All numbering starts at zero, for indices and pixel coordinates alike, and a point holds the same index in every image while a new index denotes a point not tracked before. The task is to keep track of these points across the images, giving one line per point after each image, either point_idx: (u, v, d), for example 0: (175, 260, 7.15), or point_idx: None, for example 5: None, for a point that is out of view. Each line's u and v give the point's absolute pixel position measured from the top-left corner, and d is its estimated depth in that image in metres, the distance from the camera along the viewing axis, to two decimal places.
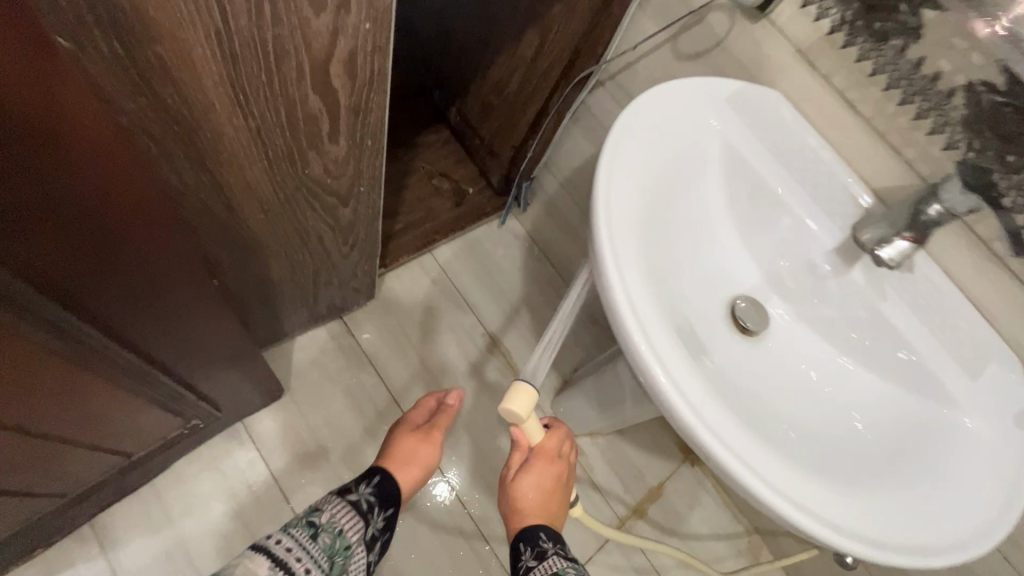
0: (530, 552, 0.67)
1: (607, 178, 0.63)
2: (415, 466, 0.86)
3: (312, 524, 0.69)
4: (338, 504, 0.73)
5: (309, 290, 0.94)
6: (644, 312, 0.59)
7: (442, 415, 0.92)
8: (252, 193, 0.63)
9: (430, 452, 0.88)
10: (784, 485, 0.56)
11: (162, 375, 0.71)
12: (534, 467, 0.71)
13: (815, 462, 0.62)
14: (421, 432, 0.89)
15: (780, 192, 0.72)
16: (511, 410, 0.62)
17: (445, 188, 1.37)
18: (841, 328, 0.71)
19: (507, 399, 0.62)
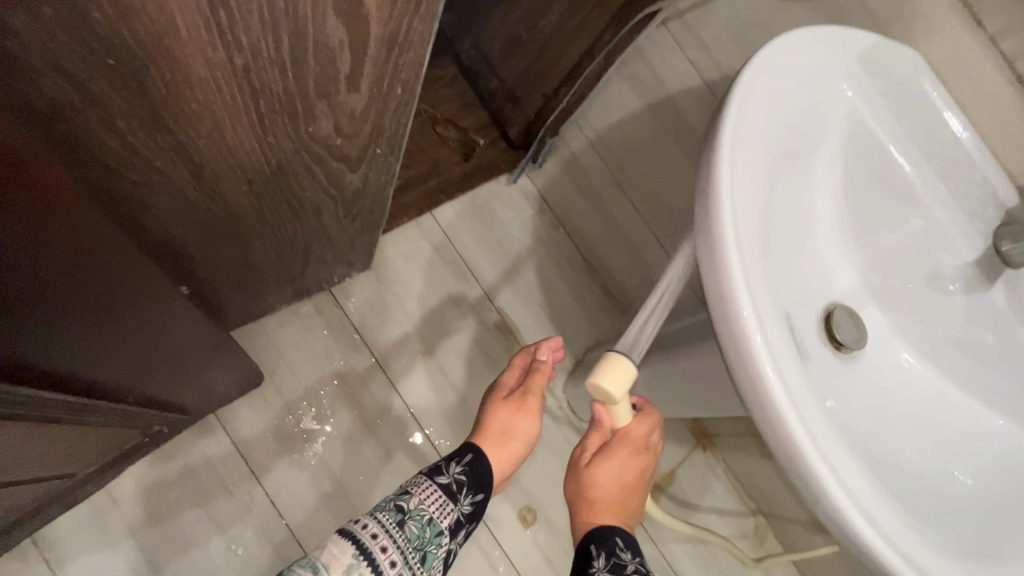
0: (606, 560, 0.51)
1: (735, 156, 0.47)
2: (514, 438, 0.66)
3: (399, 510, 0.55)
4: (429, 486, 0.58)
5: (298, 266, 0.76)
6: (772, 338, 0.45)
7: (537, 377, 0.68)
8: (233, 157, 0.44)
9: (529, 422, 0.67)
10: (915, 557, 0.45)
11: (102, 394, 0.52)
12: (617, 455, 0.56)
13: (938, 519, 0.50)
14: (515, 397, 0.68)
15: (916, 182, 0.58)
16: (603, 386, 0.50)
17: (453, 139, 1.19)
18: (959, 351, 0.59)
19: (600, 373, 0.51)
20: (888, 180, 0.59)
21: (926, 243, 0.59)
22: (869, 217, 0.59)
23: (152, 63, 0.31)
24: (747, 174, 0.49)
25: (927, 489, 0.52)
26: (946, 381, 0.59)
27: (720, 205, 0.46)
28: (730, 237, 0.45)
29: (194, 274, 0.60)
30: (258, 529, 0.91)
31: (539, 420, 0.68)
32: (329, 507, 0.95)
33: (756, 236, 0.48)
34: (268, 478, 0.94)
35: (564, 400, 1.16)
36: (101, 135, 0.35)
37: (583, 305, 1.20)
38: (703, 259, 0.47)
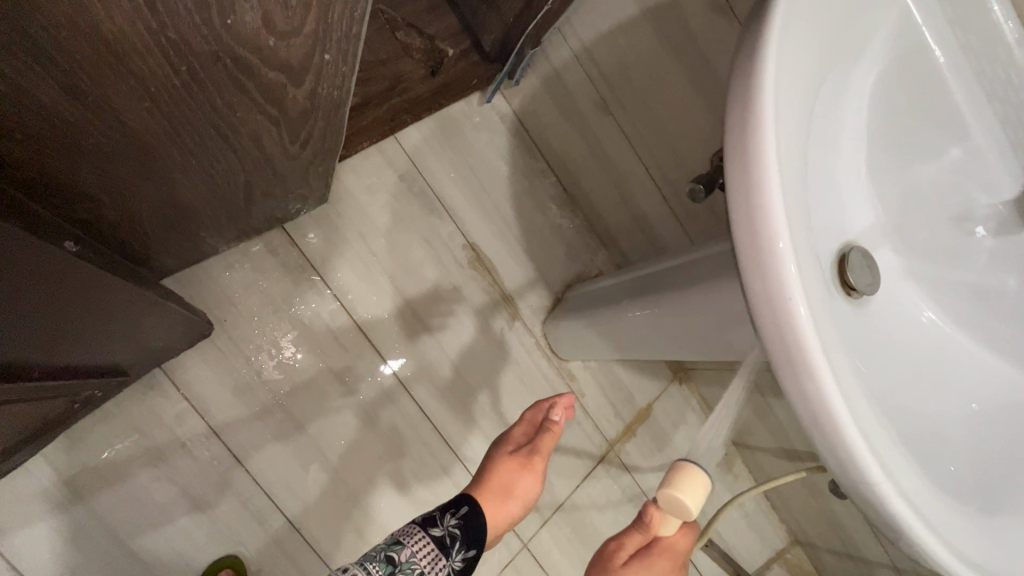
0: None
1: (778, 49, 0.41)
2: (515, 498, 0.70)
3: (391, 562, 0.56)
4: (422, 538, 0.59)
5: (239, 204, 0.64)
6: (806, 266, 0.40)
7: (545, 437, 0.72)
8: (119, 61, 0.32)
9: (531, 484, 0.71)
10: (924, 505, 0.42)
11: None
12: (655, 567, 0.55)
13: (940, 464, 0.47)
14: (521, 455, 0.72)
15: (950, 104, 0.54)
16: (682, 500, 0.49)
17: (417, 48, 1.03)
18: (969, 294, 0.55)
19: (680, 482, 0.49)
20: (925, 101, 0.54)
21: (959, 175, 0.55)
22: (897, 148, 0.54)
23: None
24: (788, 96, 0.42)
25: (935, 436, 0.49)
26: (959, 330, 0.55)
27: (762, 133, 0.39)
28: (772, 172, 0.39)
29: (101, 216, 0.49)
30: (223, 486, 0.86)
31: (540, 482, 0.71)
32: (301, 459, 0.91)
33: (796, 170, 0.42)
34: (229, 435, 0.88)
35: (542, 340, 1.11)
36: None
37: (562, 241, 1.13)
38: (735, 196, 0.40)
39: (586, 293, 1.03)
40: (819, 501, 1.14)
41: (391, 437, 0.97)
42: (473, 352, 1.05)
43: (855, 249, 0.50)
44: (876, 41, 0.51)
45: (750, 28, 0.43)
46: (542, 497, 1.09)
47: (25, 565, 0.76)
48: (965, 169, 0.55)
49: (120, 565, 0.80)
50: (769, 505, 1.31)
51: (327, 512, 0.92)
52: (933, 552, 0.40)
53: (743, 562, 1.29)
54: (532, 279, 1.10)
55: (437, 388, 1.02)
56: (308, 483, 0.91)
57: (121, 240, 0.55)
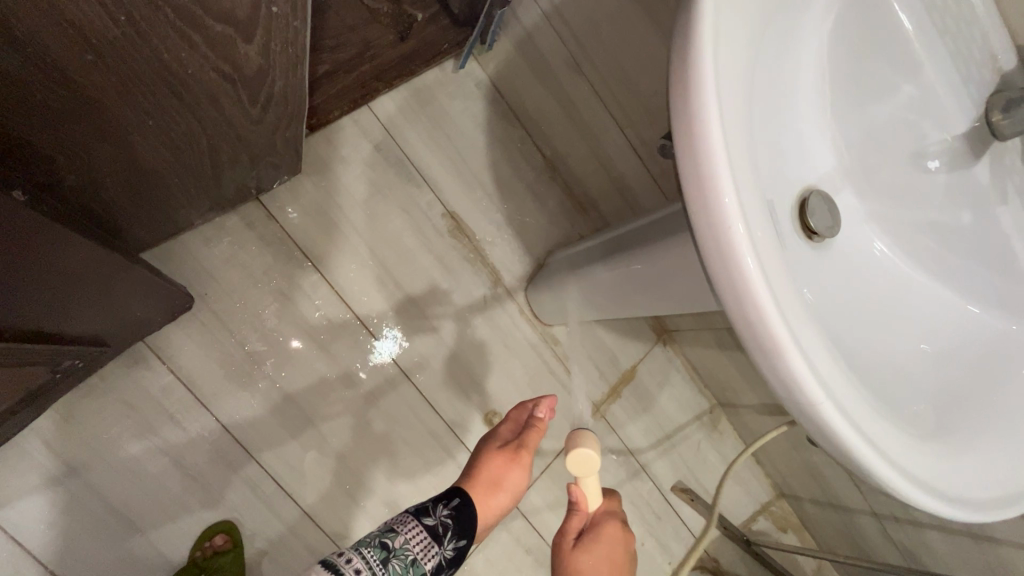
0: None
1: None
2: (504, 490, 0.70)
3: (385, 548, 0.58)
4: (415, 526, 0.61)
5: (206, 172, 0.64)
6: (748, 203, 0.40)
7: (533, 433, 0.73)
8: (53, 7, 0.32)
9: (520, 477, 0.72)
10: (869, 429, 0.43)
11: None
12: (602, 533, 0.60)
13: (887, 394, 0.48)
14: (509, 448, 0.72)
15: (905, 42, 0.54)
16: (585, 454, 0.59)
17: (386, 14, 1.02)
18: (921, 232, 0.56)
19: (580, 445, 0.60)
20: (879, 42, 0.54)
21: (914, 112, 0.56)
22: (848, 91, 0.54)
23: None
24: (729, 36, 0.42)
25: (885, 369, 0.50)
26: (913, 268, 0.57)
27: (701, 74, 0.40)
28: (713, 113, 0.39)
29: (60, 177, 0.49)
30: (213, 455, 0.88)
31: (528, 475, 0.72)
32: (290, 428, 0.93)
33: (739, 111, 0.42)
34: (218, 405, 0.89)
35: (526, 306, 1.13)
36: None
37: (543, 207, 1.13)
38: (680, 140, 0.41)
39: (568, 258, 1.04)
40: (801, 453, 1.17)
41: (377, 405, 0.99)
42: (458, 320, 1.06)
43: (813, 194, 0.51)
44: None
45: None
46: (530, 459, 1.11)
47: (23, 536, 0.78)
48: (921, 108, 0.56)
49: (116, 534, 0.82)
50: (754, 460, 1.35)
51: (320, 479, 0.94)
52: (883, 476, 0.42)
53: (731, 516, 1.33)
54: (514, 246, 1.11)
55: (421, 356, 1.03)
56: (297, 450, 0.93)
57: (84, 207, 0.55)
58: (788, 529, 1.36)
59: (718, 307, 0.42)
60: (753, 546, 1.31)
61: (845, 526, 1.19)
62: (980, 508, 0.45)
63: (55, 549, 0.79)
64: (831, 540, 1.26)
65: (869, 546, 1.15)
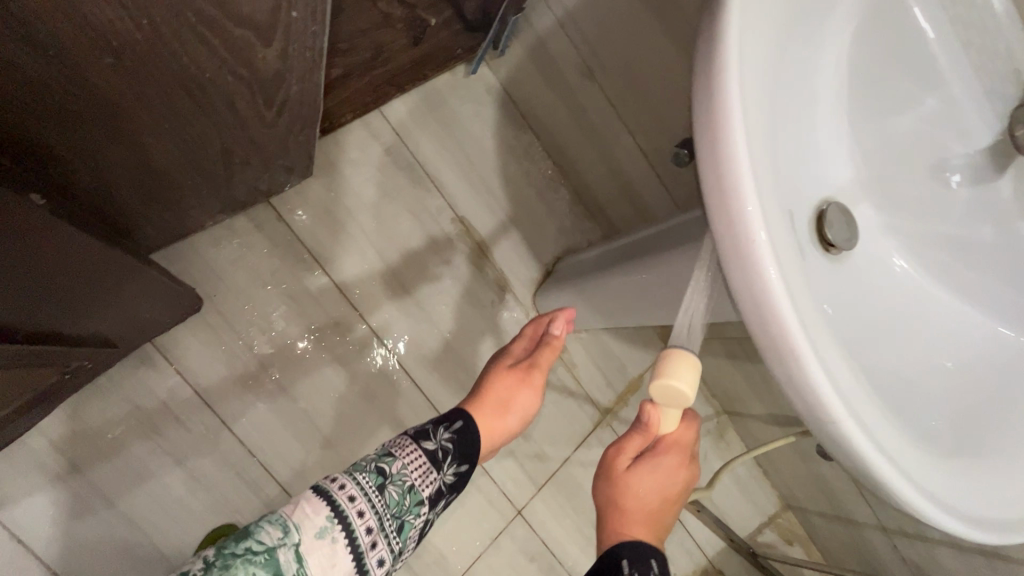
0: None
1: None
2: (511, 412, 0.69)
3: (381, 473, 0.54)
4: (414, 451, 0.57)
5: (219, 174, 0.64)
6: (773, 217, 0.40)
7: (546, 352, 0.71)
8: (72, 7, 0.31)
9: (529, 398, 0.71)
10: (891, 446, 0.42)
11: None
12: (660, 465, 0.55)
13: (906, 410, 0.48)
14: (520, 369, 0.71)
15: (928, 55, 0.54)
16: (675, 387, 0.47)
17: (398, 19, 1.03)
18: (940, 246, 0.56)
19: (671, 372, 0.46)
20: (902, 53, 0.53)
21: (935, 126, 0.55)
22: (869, 103, 0.54)
23: None
24: (753, 50, 0.42)
25: (904, 384, 0.49)
26: (933, 281, 0.56)
27: (726, 87, 0.39)
28: (738, 126, 0.39)
29: (75, 178, 0.49)
30: (217, 456, 0.88)
31: (539, 397, 0.71)
32: (295, 430, 0.92)
33: (763, 123, 0.42)
34: (224, 407, 0.89)
35: (533, 312, 1.12)
36: None
37: (551, 213, 1.13)
38: (704, 153, 0.40)
39: (576, 264, 1.03)
40: (808, 466, 1.16)
41: (383, 408, 0.98)
42: (465, 324, 1.05)
43: (833, 205, 0.50)
44: None
45: None
46: (535, 466, 1.10)
47: (24, 535, 0.77)
48: (943, 121, 0.55)
49: (118, 535, 0.82)
50: (761, 471, 1.33)
51: (324, 484, 0.93)
52: (907, 497, 0.41)
53: (737, 527, 1.32)
54: (523, 251, 1.10)
55: (427, 361, 1.02)
56: (301, 453, 0.92)
57: (97, 207, 0.55)
58: (795, 542, 1.34)
59: (740, 321, 0.42)
60: (757, 558, 1.32)
61: (852, 540, 1.17)
62: (1002, 529, 0.44)
63: (56, 549, 0.78)
64: (838, 555, 1.25)
65: (877, 561, 1.13)
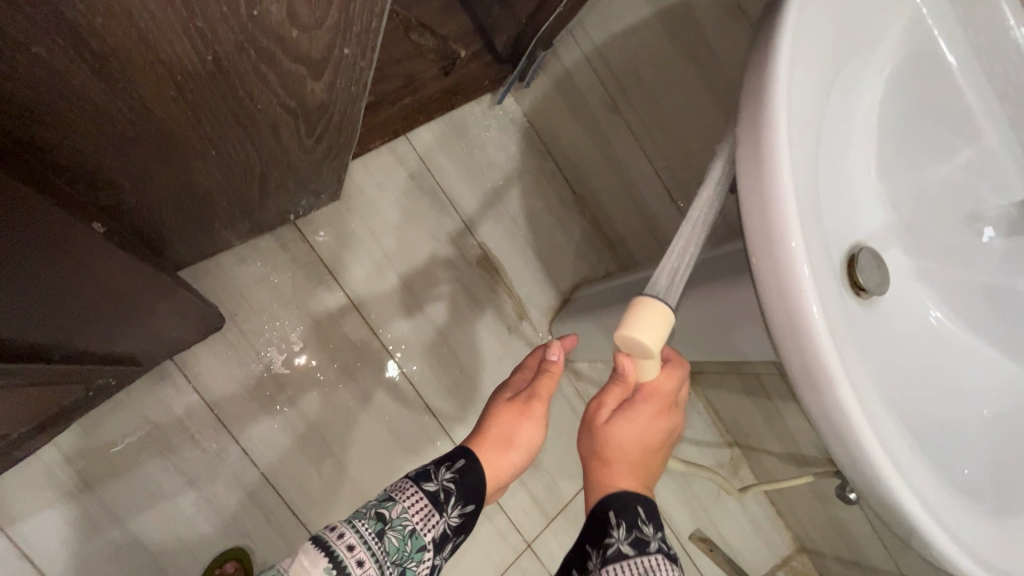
0: (626, 532, 0.49)
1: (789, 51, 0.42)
2: (516, 447, 0.64)
3: (381, 519, 0.52)
4: (414, 493, 0.56)
5: (253, 197, 0.65)
6: (816, 261, 0.40)
7: (545, 381, 0.64)
8: (149, 48, 0.33)
9: (533, 430, 0.65)
10: (933, 498, 0.41)
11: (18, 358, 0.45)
12: (640, 414, 0.53)
13: (947, 462, 0.46)
14: (519, 402, 0.64)
15: (966, 107, 0.54)
16: (639, 340, 0.46)
17: (430, 49, 1.05)
18: (975, 295, 0.55)
19: (634, 324, 0.46)
20: (940, 104, 0.54)
21: (970, 176, 0.55)
22: (906, 152, 0.54)
23: None
24: (800, 98, 0.43)
25: (943, 435, 0.48)
26: (968, 332, 0.55)
27: (774, 135, 0.40)
28: (785, 173, 0.39)
29: (119, 202, 0.50)
30: (230, 479, 0.87)
31: (544, 428, 0.65)
32: (307, 451, 0.91)
33: (807, 169, 0.42)
34: (238, 427, 0.88)
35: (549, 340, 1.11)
36: None
37: (571, 241, 1.13)
38: (748, 196, 0.41)
39: (595, 293, 1.03)
40: (825, 507, 1.13)
41: (396, 433, 0.97)
42: (483, 351, 1.05)
43: (864, 249, 0.51)
44: (890, 42, 0.52)
45: (760, 33, 0.44)
46: (546, 497, 1.08)
47: (33, 552, 0.76)
48: (979, 172, 0.55)
49: (125, 555, 0.80)
50: (776, 512, 1.30)
51: (333, 508, 0.92)
52: (954, 560, 0.40)
53: (750, 568, 1.28)
54: (541, 279, 1.10)
55: (443, 387, 1.02)
56: (313, 475, 0.91)
57: (137, 228, 0.56)
58: None
59: (778, 361, 0.41)
60: None
61: None
62: None
63: (63, 567, 0.77)
64: None
65: None
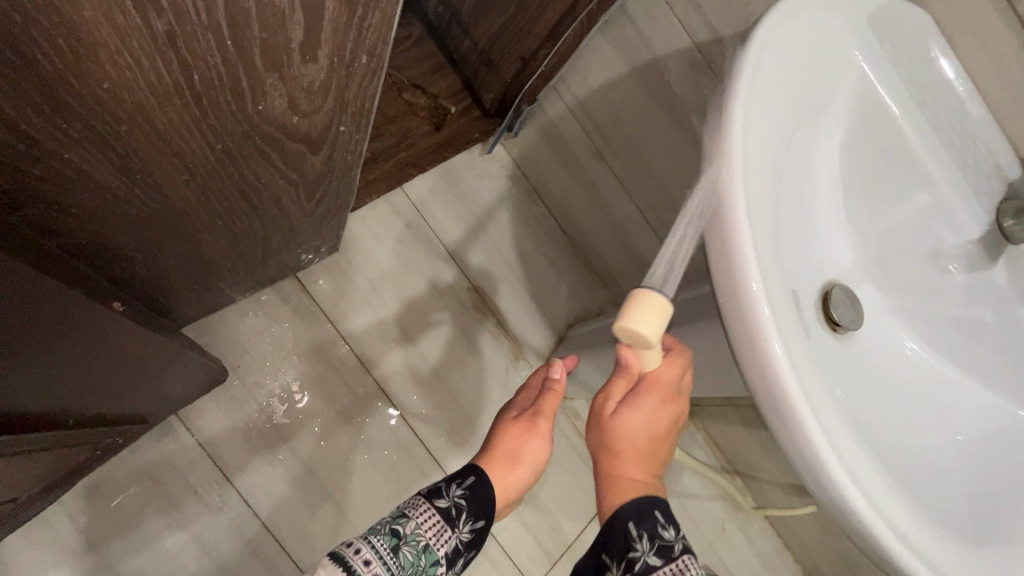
0: (650, 542, 0.47)
1: (741, 122, 0.45)
2: (524, 464, 0.63)
3: (395, 535, 0.51)
4: (426, 510, 0.55)
5: (256, 257, 0.69)
6: (779, 312, 0.43)
7: (549, 398, 0.63)
8: (165, 144, 0.37)
9: (539, 446, 0.63)
10: (912, 529, 0.43)
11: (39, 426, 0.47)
12: (646, 404, 0.52)
13: (925, 491, 0.48)
14: (524, 419, 0.63)
15: (920, 153, 0.57)
16: (636, 331, 0.42)
17: (422, 106, 1.11)
18: (950, 326, 0.58)
19: (632, 314, 0.42)
20: (893, 152, 0.57)
21: (930, 218, 0.58)
22: (867, 198, 0.57)
23: (40, 30, 0.23)
24: (755, 160, 0.46)
25: (920, 465, 0.51)
26: (941, 361, 0.58)
27: (732, 198, 0.43)
28: (743, 234, 0.43)
29: (133, 274, 0.53)
30: (232, 532, 0.87)
31: (549, 443, 0.64)
32: (309, 501, 0.92)
33: (766, 226, 0.45)
34: (240, 478, 0.89)
35: None
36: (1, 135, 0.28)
37: (564, 280, 1.16)
38: (714, 253, 0.44)
39: (589, 331, 1.05)
40: (833, 538, 1.12)
41: (398, 480, 0.98)
42: (481, 393, 1.06)
43: (838, 288, 0.54)
44: (841, 100, 0.54)
45: (716, 99, 0.48)
46: (550, 539, 1.07)
47: None
48: (940, 214, 0.58)
49: None
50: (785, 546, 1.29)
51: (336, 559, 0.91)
52: None
53: None
54: (536, 319, 1.13)
55: (444, 429, 1.03)
56: (315, 526, 0.91)
57: (149, 293, 0.59)
58: None
59: (753, 403, 0.44)
60: None
61: None
62: None
63: None
64: None
65: None
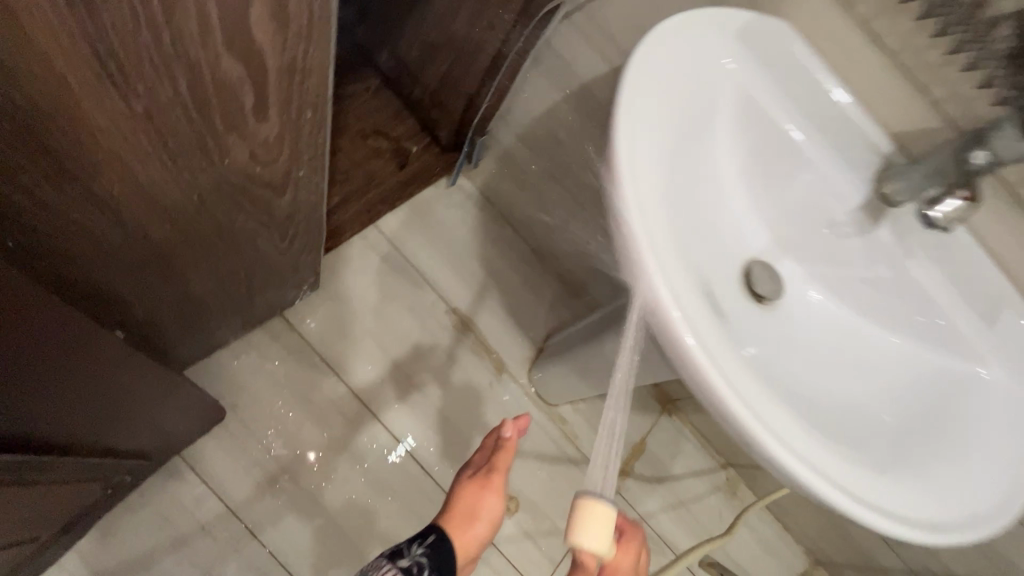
0: None
1: (627, 135, 0.53)
2: (481, 521, 0.65)
3: None
4: (388, 570, 0.56)
5: (242, 297, 0.76)
6: (678, 286, 0.50)
7: (501, 455, 0.67)
8: (151, 198, 0.45)
9: (495, 503, 0.66)
10: (822, 462, 0.50)
11: (63, 456, 0.54)
12: None
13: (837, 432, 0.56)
14: (479, 475, 0.67)
15: (799, 141, 0.64)
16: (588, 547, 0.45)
17: (386, 149, 1.21)
18: (858, 285, 0.65)
19: (581, 529, 0.45)
20: (776, 142, 0.64)
21: (819, 195, 0.65)
22: (759, 188, 0.66)
23: (51, 118, 0.32)
24: (643, 164, 0.54)
25: (831, 411, 0.59)
26: (851, 317, 0.65)
27: (624, 194, 0.51)
28: (636, 223, 0.50)
29: (132, 317, 0.61)
30: (241, 562, 0.92)
31: (504, 499, 0.67)
32: (313, 527, 0.97)
33: (660, 216, 0.53)
34: (246, 511, 0.95)
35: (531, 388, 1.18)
36: (24, 203, 0.37)
37: (537, 294, 1.23)
38: (620, 244, 0.52)
39: (564, 339, 1.11)
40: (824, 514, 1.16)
41: (395, 499, 1.03)
42: (468, 408, 1.12)
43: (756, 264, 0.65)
44: (720, 105, 0.62)
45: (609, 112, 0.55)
46: (550, 542, 1.11)
47: None
48: (828, 191, 0.65)
49: None
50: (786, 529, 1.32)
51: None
52: (854, 513, 0.48)
53: None
54: (515, 333, 1.20)
55: (436, 445, 1.08)
56: (320, 549, 0.97)
57: (147, 336, 0.66)
58: None
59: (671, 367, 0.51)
60: None
61: None
62: (940, 528, 0.50)
63: None
64: None
65: None
